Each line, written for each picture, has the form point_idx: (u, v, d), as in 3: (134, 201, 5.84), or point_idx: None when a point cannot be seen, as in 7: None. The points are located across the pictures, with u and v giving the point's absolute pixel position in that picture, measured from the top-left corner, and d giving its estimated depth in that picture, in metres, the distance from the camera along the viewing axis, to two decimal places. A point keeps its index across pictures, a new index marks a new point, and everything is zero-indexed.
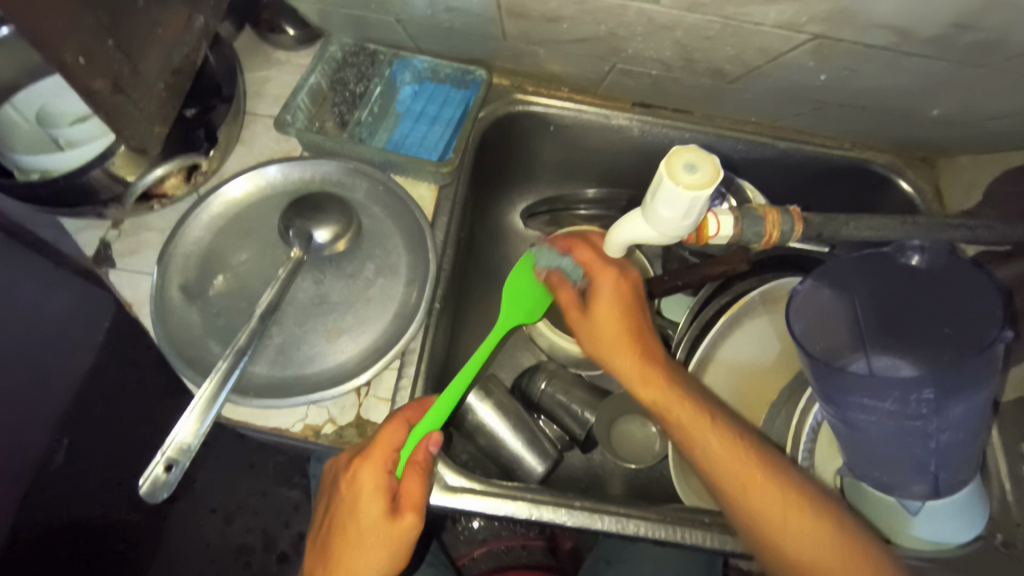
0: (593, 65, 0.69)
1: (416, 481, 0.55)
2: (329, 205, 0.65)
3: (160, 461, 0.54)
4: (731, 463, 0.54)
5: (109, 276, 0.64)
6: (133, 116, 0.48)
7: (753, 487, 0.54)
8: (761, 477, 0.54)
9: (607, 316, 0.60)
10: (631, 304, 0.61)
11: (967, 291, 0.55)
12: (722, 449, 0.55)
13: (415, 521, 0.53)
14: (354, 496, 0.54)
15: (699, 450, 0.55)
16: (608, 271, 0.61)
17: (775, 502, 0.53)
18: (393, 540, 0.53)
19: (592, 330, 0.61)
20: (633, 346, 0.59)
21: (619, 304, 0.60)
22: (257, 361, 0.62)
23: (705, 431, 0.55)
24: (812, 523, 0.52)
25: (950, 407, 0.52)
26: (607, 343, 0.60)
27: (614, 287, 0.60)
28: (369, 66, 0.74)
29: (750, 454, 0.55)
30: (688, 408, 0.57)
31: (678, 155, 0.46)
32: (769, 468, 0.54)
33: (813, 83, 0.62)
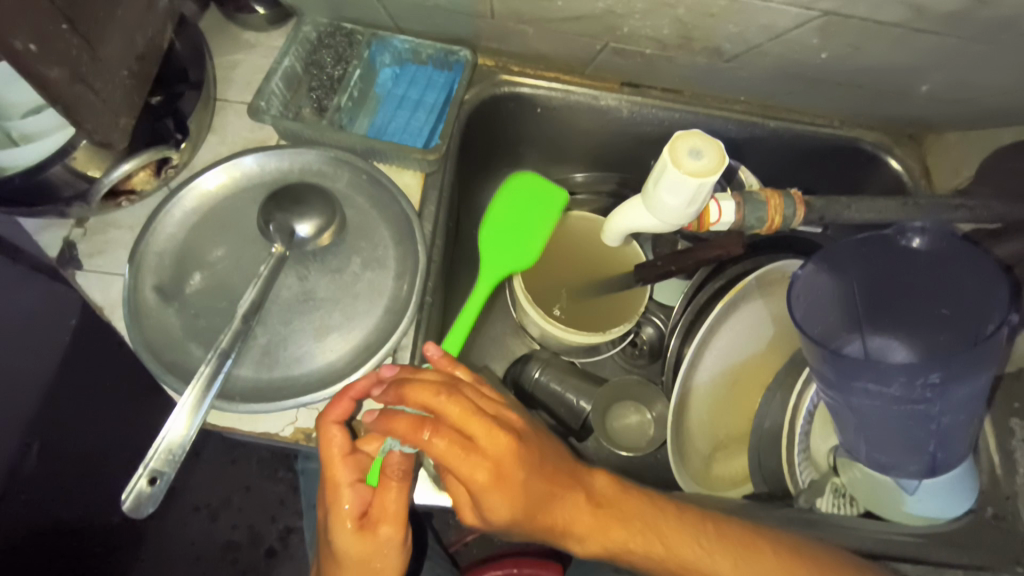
0: (583, 44, 0.66)
1: (387, 491, 0.51)
2: (310, 197, 0.62)
3: (144, 474, 0.51)
4: (703, 572, 0.50)
5: (75, 278, 0.60)
6: (95, 108, 0.44)
7: (740, 565, 0.51)
8: (728, 569, 0.50)
9: (516, 518, 0.49)
10: (510, 472, 0.47)
11: (972, 274, 0.54)
12: (694, 554, 0.51)
13: (395, 532, 0.51)
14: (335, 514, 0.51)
15: (672, 565, 0.51)
16: (484, 469, 0.47)
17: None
18: (376, 552, 0.51)
19: (503, 506, 0.50)
20: (564, 506, 0.51)
21: (517, 498, 0.48)
22: (242, 363, 0.59)
23: (684, 546, 0.51)
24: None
25: (952, 390, 0.52)
26: (524, 517, 0.49)
27: (500, 485, 0.47)
28: (346, 48, 0.70)
29: (715, 554, 0.51)
30: (634, 521, 0.51)
31: (682, 141, 0.45)
32: (731, 557, 0.51)
33: (811, 61, 0.61)
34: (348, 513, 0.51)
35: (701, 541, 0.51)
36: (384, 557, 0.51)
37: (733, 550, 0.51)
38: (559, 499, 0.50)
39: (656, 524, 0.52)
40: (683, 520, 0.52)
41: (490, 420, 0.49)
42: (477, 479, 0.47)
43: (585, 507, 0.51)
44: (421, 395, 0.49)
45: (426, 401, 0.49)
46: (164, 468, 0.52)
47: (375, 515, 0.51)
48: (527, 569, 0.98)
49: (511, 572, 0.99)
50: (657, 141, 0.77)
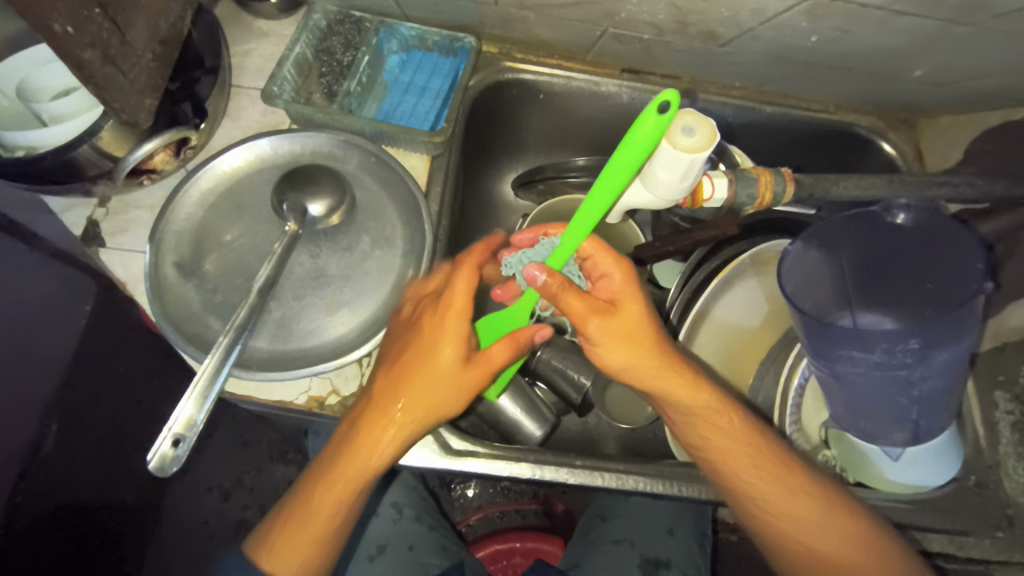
0: (583, 30, 0.69)
1: (501, 354, 0.56)
2: (321, 177, 0.65)
3: (167, 436, 0.53)
4: (721, 446, 0.56)
5: (99, 255, 0.63)
6: (124, 89, 0.47)
7: (779, 484, 0.55)
8: (746, 467, 0.55)
9: (616, 361, 0.54)
10: (624, 322, 0.53)
11: (952, 245, 0.56)
12: (755, 467, 0.55)
13: (458, 408, 0.54)
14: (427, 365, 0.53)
15: (735, 462, 0.56)
16: (594, 320, 0.52)
17: (767, 483, 0.55)
18: (395, 422, 0.53)
19: (615, 337, 0.53)
20: (660, 369, 0.54)
21: (625, 345, 0.53)
22: (258, 335, 0.62)
23: (746, 461, 0.55)
24: (802, 500, 0.54)
25: (932, 357, 0.54)
26: (636, 354, 0.53)
27: (617, 337, 0.53)
28: (355, 35, 0.72)
29: (745, 447, 0.56)
30: (705, 401, 0.55)
31: (676, 119, 0.48)
32: (761, 453, 0.56)
33: (803, 45, 0.63)
34: (390, 369, 0.54)
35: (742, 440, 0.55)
36: (394, 434, 0.53)
37: (757, 443, 0.56)
38: (644, 347, 0.53)
39: (703, 402, 0.55)
40: (755, 437, 0.56)
41: (626, 281, 0.55)
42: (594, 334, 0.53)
43: (671, 369, 0.54)
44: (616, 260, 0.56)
45: (592, 257, 0.56)
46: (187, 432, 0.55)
47: (481, 374, 0.54)
48: (529, 543, 1.02)
49: (514, 546, 1.02)
50: None
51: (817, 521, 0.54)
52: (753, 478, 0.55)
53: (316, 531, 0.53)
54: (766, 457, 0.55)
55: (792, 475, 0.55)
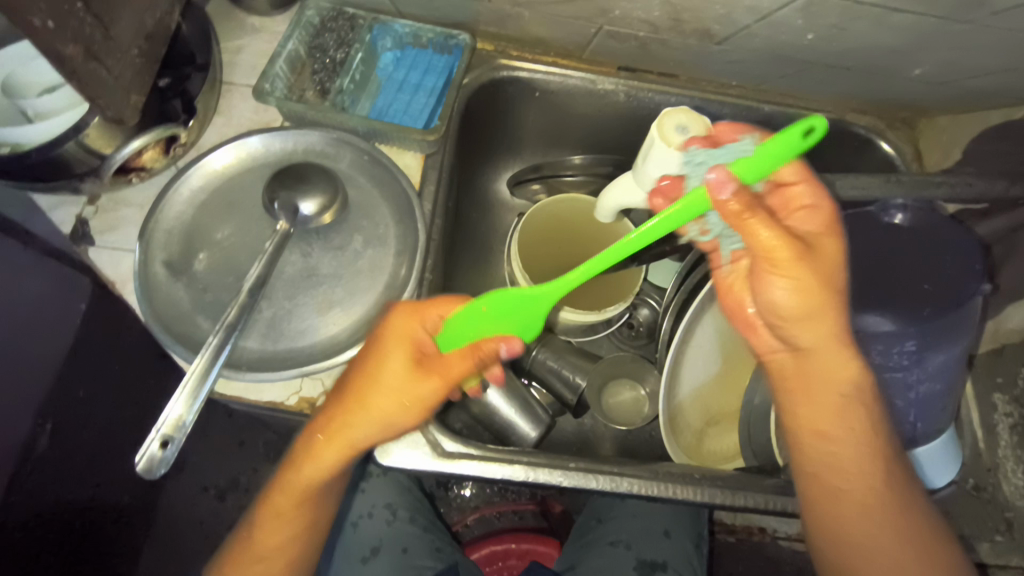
0: (579, 27, 0.68)
1: (464, 363, 0.52)
2: (313, 176, 0.64)
3: (156, 438, 0.53)
4: (819, 412, 0.48)
5: (88, 254, 0.62)
6: (108, 85, 0.46)
7: (867, 483, 0.48)
8: (847, 450, 0.48)
9: (793, 308, 0.46)
10: (804, 265, 0.44)
11: (949, 247, 0.58)
12: (859, 471, 0.48)
13: (411, 419, 0.51)
14: (374, 374, 0.51)
15: (838, 455, 0.48)
16: (784, 253, 0.44)
17: (854, 473, 0.48)
18: (332, 436, 0.52)
19: (813, 275, 0.44)
20: (822, 323, 0.46)
21: (800, 270, 0.44)
22: (248, 336, 0.61)
23: (861, 457, 0.48)
24: (876, 503, 0.48)
25: (929, 359, 0.56)
26: (816, 299, 0.45)
27: (797, 281, 0.45)
28: (348, 31, 0.71)
29: (849, 426, 0.48)
30: (857, 372, 0.47)
31: (668, 117, 0.49)
32: (866, 439, 0.48)
33: (801, 43, 0.62)
34: (341, 380, 0.53)
35: (857, 426, 0.48)
36: (327, 452, 0.52)
37: (866, 421, 0.48)
38: (812, 284, 0.44)
39: (842, 360, 0.47)
40: (879, 441, 0.49)
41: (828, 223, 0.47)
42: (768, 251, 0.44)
43: (834, 324, 0.46)
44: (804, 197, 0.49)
45: (790, 193, 0.49)
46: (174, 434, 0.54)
47: (437, 382, 0.51)
48: (524, 545, 1.01)
49: (510, 547, 1.02)
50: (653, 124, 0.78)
51: (872, 526, 0.48)
52: (843, 462, 0.48)
53: (274, 554, 0.54)
54: (883, 464, 0.49)
55: (881, 470, 0.48)
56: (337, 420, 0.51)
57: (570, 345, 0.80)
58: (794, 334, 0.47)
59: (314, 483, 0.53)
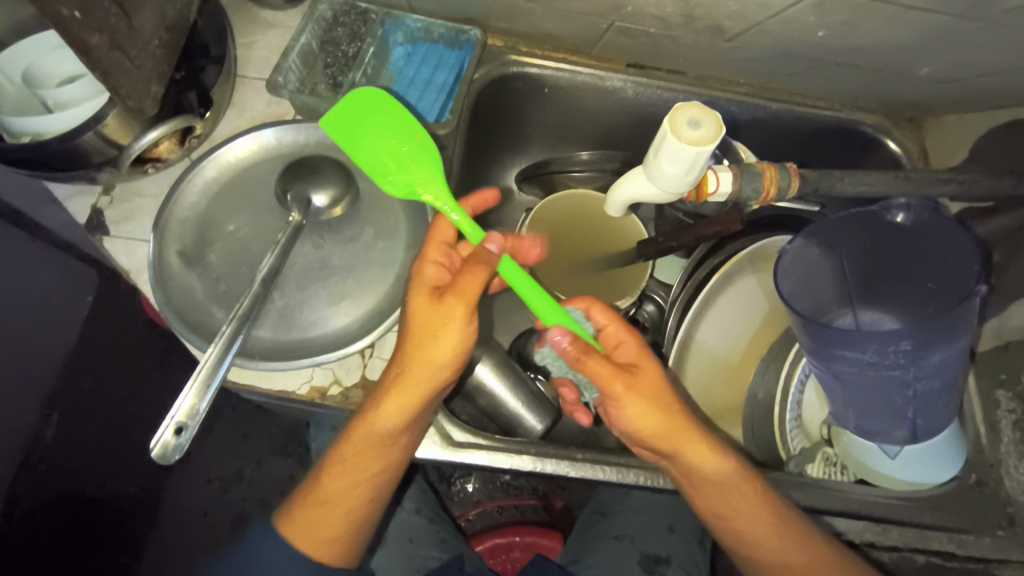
0: (590, 24, 0.68)
1: (477, 275, 0.55)
2: (325, 169, 0.65)
3: (170, 425, 0.54)
4: (743, 514, 0.56)
5: (103, 243, 0.63)
6: (130, 76, 0.47)
7: (760, 527, 0.56)
8: (764, 527, 0.56)
9: (637, 417, 0.55)
10: (637, 374, 0.56)
11: (949, 244, 0.56)
12: (758, 518, 0.56)
13: (450, 350, 0.55)
14: (427, 314, 0.55)
15: (724, 499, 0.57)
16: (595, 359, 0.55)
17: (759, 518, 0.56)
18: (389, 394, 0.55)
19: (641, 411, 0.55)
20: (635, 404, 0.55)
21: (620, 375, 0.55)
22: (260, 325, 0.62)
23: (752, 511, 0.56)
24: (774, 528, 0.56)
25: (926, 358, 0.54)
26: (665, 424, 0.55)
27: (608, 373, 0.55)
28: (360, 26, 0.72)
29: (727, 491, 0.56)
30: (702, 444, 0.56)
31: (681, 111, 0.47)
32: (741, 488, 0.56)
33: (810, 40, 0.63)
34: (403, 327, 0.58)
35: (718, 479, 0.56)
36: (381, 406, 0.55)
37: (751, 479, 0.57)
38: (623, 379, 0.55)
39: (705, 448, 0.56)
40: (766, 496, 0.57)
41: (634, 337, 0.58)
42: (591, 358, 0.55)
43: (653, 418, 0.55)
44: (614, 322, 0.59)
45: (597, 316, 0.59)
46: (189, 421, 0.55)
47: (461, 306, 0.54)
48: (528, 538, 1.02)
49: (513, 541, 1.03)
50: (661, 121, 0.79)
51: (793, 547, 0.55)
52: (737, 510, 0.56)
53: (342, 492, 0.58)
54: (755, 493, 0.56)
55: (767, 502, 0.56)
56: (398, 375, 0.55)
57: None
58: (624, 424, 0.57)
59: (387, 431, 0.56)
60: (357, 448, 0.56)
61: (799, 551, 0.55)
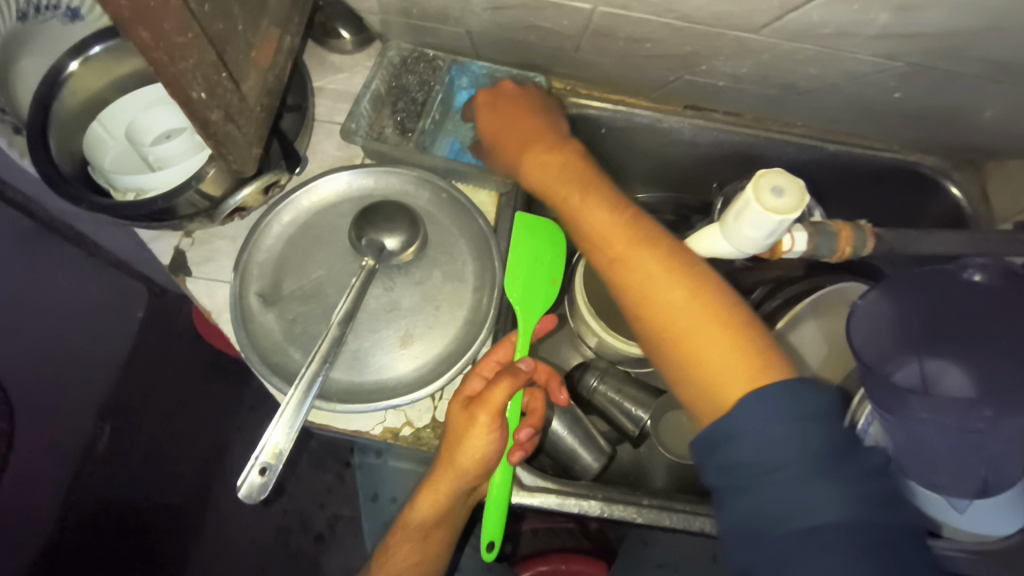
0: (658, 75, 0.70)
1: (497, 389, 0.57)
2: (397, 215, 0.67)
3: (256, 465, 0.57)
4: (715, 354, 0.46)
5: (186, 283, 0.67)
6: (238, 141, 0.49)
7: (713, 337, 0.47)
8: (704, 333, 0.48)
9: (534, 169, 0.63)
10: (584, 176, 0.61)
11: (1023, 308, 0.57)
12: (690, 335, 0.48)
13: (470, 457, 0.57)
14: (463, 422, 0.57)
15: (649, 294, 0.51)
16: (520, 122, 0.66)
17: (724, 331, 0.47)
18: (420, 539, 0.60)
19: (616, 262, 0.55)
20: (564, 190, 0.60)
21: (541, 157, 0.63)
22: (336, 366, 0.64)
23: (711, 329, 0.47)
24: (730, 348, 0.46)
25: (1005, 424, 0.56)
26: (600, 224, 0.57)
27: (528, 136, 0.65)
28: (429, 74, 0.75)
29: (675, 282, 0.51)
30: (659, 288, 0.51)
31: (765, 179, 0.47)
32: (685, 273, 0.51)
33: (884, 99, 0.64)
34: None
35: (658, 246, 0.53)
36: (417, 538, 0.60)
37: (744, 336, 0.47)
38: (564, 179, 0.61)
39: (627, 237, 0.55)
40: (721, 318, 0.48)
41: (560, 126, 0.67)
42: (517, 130, 0.65)
43: (573, 191, 0.60)
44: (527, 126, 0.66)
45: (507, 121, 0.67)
46: (273, 461, 0.57)
47: (485, 417, 0.56)
48: (575, 566, 1.00)
49: (558, 568, 1.01)
50: (718, 161, 0.80)
51: (734, 357, 0.46)
52: (705, 351, 0.47)
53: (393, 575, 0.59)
54: (739, 340, 0.47)
55: (754, 343, 0.46)
56: (431, 478, 0.59)
57: (629, 375, 0.82)
58: (576, 221, 0.59)
59: (419, 525, 0.60)
60: (406, 537, 0.61)
61: (731, 361, 0.46)
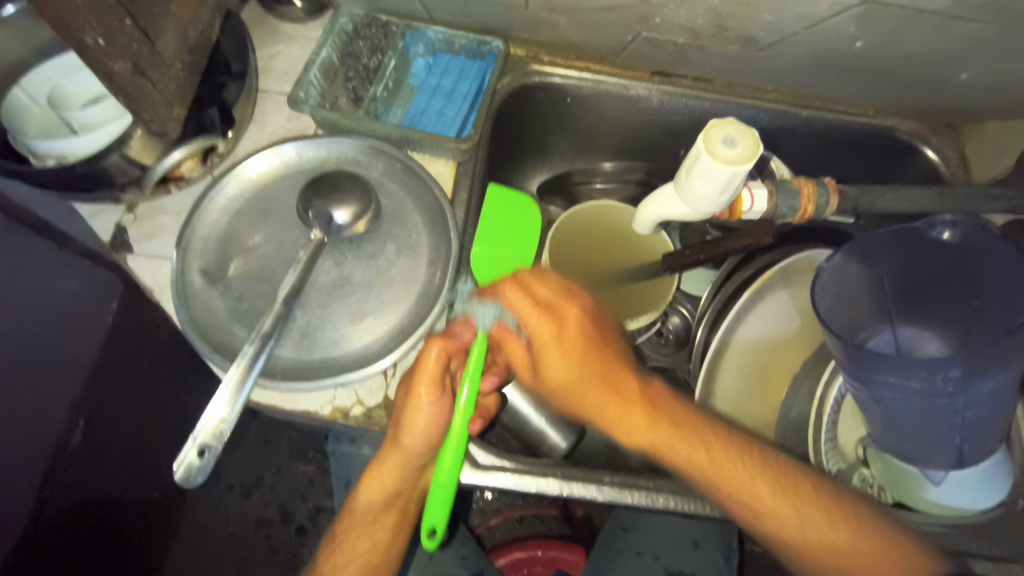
0: (614, 34, 0.67)
1: (430, 351, 0.54)
2: (347, 185, 0.64)
3: (193, 446, 0.53)
4: (768, 500, 0.55)
5: (127, 261, 0.63)
6: (153, 98, 0.51)
7: (744, 481, 0.55)
8: (784, 510, 0.54)
9: (568, 378, 0.57)
10: (620, 374, 0.59)
11: (999, 264, 0.53)
12: (759, 501, 0.55)
13: (412, 436, 0.55)
14: (402, 399, 0.55)
15: (701, 471, 0.56)
16: (572, 313, 0.58)
17: (845, 546, 0.53)
18: (368, 526, 0.59)
19: (619, 414, 0.57)
20: (621, 406, 0.57)
21: (570, 357, 0.56)
22: (282, 345, 0.61)
23: (742, 481, 0.55)
24: (841, 533, 0.53)
25: (975, 384, 0.51)
26: (579, 393, 0.57)
27: (558, 344, 0.56)
28: (381, 39, 0.72)
29: (753, 471, 0.55)
30: (681, 439, 0.56)
31: (716, 130, 0.47)
32: (760, 465, 0.56)
33: (846, 49, 0.61)
34: None
35: (725, 453, 0.56)
36: (364, 521, 0.59)
37: (830, 511, 0.54)
38: (613, 396, 0.57)
39: (632, 403, 0.58)
40: (756, 467, 0.56)
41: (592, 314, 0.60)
42: (540, 335, 0.56)
43: (619, 396, 0.58)
44: (556, 310, 0.58)
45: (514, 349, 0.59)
46: (212, 442, 0.54)
47: (420, 387, 0.54)
48: (550, 552, 1.01)
49: (535, 553, 1.01)
50: (688, 131, 0.77)
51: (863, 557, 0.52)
52: (813, 542, 0.54)
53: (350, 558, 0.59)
54: (825, 515, 0.54)
55: (849, 524, 0.53)
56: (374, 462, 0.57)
57: None
58: (549, 390, 0.59)
59: (366, 508, 0.59)
60: (355, 525, 0.59)
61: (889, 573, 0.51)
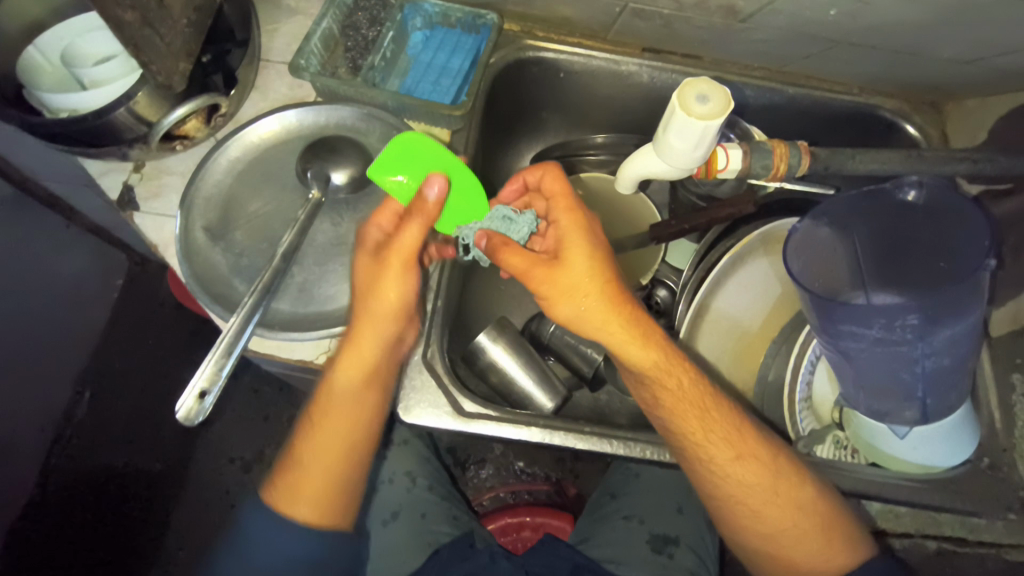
0: (604, 7, 0.70)
1: (409, 230, 0.57)
2: (344, 148, 0.66)
3: (192, 391, 0.54)
4: (742, 465, 0.58)
5: (134, 218, 0.66)
6: (160, 51, 0.54)
7: (731, 438, 0.58)
8: (760, 477, 0.57)
9: (596, 308, 0.55)
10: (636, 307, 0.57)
11: (958, 223, 0.56)
12: (697, 433, 0.57)
13: (394, 303, 0.58)
14: (373, 269, 0.58)
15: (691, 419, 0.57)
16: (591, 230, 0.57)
17: (799, 519, 0.57)
18: (346, 408, 0.60)
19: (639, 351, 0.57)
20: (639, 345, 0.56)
21: (601, 286, 0.55)
22: (280, 298, 0.64)
23: (712, 425, 0.58)
24: (800, 509, 0.57)
25: (933, 332, 0.54)
26: (600, 327, 0.56)
27: (591, 273, 0.55)
28: (380, 10, 0.74)
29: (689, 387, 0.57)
30: (685, 381, 0.57)
31: (690, 88, 0.50)
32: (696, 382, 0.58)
33: (825, 20, 0.63)
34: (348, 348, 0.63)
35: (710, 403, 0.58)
36: (342, 408, 0.61)
37: (795, 482, 0.58)
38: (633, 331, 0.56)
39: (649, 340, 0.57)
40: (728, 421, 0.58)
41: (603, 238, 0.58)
42: (569, 263, 0.55)
43: (637, 334, 0.56)
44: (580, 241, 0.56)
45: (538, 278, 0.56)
46: (210, 385, 0.55)
47: (399, 261, 0.57)
48: (539, 518, 1.03)
49: (524, 520, 1.04)
50: None
51: (811, 527, 0.57)
52: (775, 511, 0.57)
53: (322, 443, 0.61)
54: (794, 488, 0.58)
55: (810, 496, 0.57)
56: (352, 335, 0.59)
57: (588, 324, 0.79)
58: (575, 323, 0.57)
59: (345, 388, 0.60)
60: (336, 405, 0.61)
61: (832, 545, 0.56)
